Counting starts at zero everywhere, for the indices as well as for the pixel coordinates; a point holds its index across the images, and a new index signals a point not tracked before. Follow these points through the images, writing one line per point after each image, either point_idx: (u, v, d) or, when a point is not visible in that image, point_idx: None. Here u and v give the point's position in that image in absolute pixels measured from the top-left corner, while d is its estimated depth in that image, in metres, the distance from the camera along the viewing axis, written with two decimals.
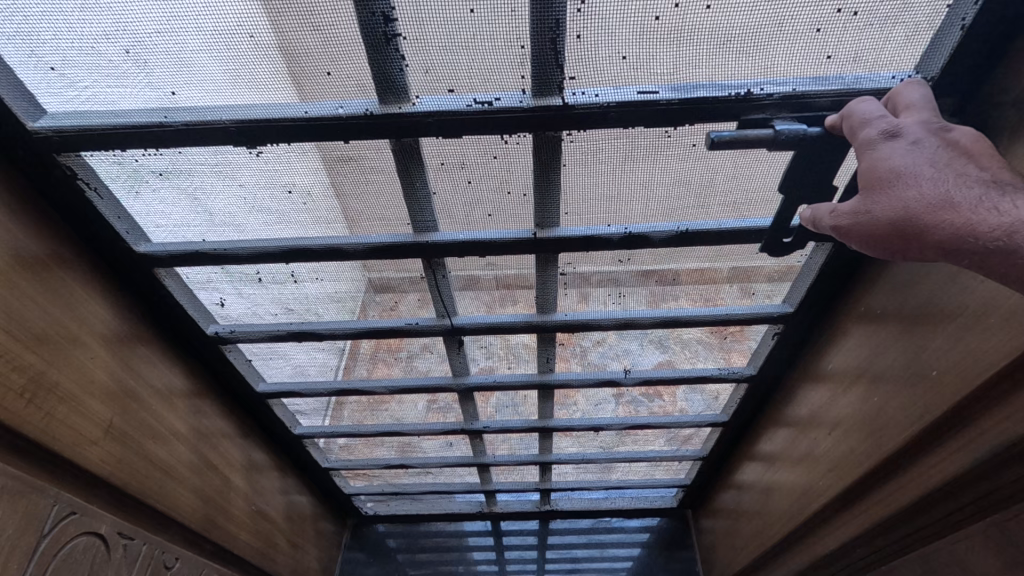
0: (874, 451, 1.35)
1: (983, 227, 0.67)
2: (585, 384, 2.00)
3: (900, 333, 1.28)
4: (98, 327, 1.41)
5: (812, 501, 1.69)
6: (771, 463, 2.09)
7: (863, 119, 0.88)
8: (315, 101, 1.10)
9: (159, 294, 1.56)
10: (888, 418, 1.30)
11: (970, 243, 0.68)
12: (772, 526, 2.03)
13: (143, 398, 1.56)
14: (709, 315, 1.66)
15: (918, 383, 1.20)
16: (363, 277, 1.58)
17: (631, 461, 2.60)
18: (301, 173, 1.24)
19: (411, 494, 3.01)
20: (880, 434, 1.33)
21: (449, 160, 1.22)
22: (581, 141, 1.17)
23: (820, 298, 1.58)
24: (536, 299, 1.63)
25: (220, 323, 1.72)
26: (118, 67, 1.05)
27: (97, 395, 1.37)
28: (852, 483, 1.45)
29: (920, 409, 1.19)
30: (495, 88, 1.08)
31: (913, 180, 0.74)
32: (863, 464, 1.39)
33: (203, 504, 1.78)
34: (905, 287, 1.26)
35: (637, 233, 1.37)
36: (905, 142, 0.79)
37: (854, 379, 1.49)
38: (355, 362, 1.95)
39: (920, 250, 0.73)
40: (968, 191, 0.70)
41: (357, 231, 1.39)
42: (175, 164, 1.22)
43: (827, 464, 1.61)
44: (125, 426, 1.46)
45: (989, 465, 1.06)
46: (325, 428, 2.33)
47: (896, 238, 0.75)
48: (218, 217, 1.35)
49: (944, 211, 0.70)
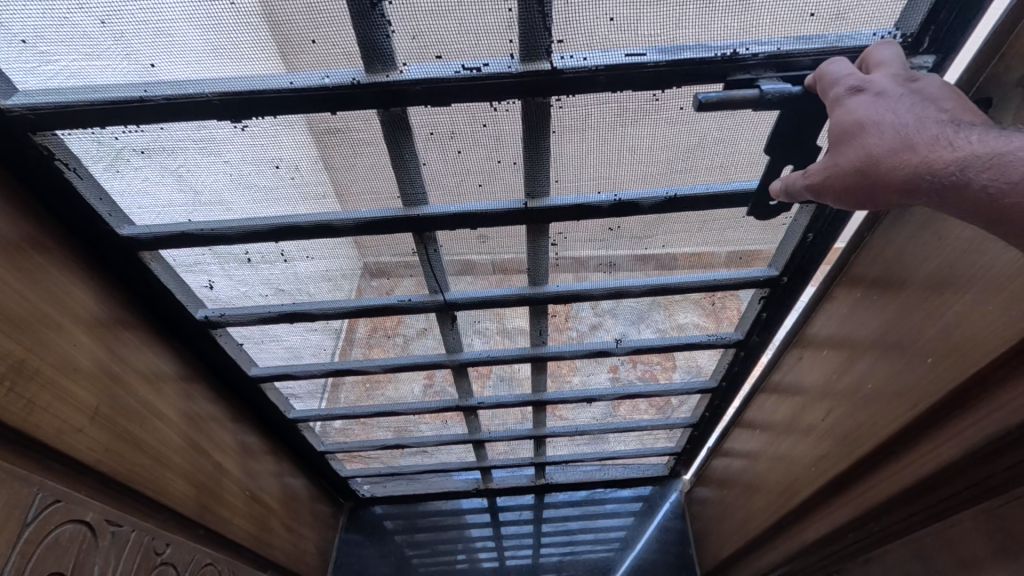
0: (871, 435, 1.35)
1: (938, 162, 0.70)
2: (577, 356, 2.02)
3: (901, 312, 1.27)
4: (80, 314, 1.38)
5: (807, 487, 1.69)
6: (766, 435, 2.12)
7: (832, 79, 0.94)
8: (301, 72, 1.08)
9: (145, 278, 1.53)
10: (885, 404, 1.30)
11: (927, 180, 0.70)
12: (766, 497, 2.07)
13: (128, 383, 1.53)
14: (699, 282, 1.69)
15: (917, 363, 1.19)
16: (359, 259, 1.58)
17: (624, 430, 2.66)
18: (289, 148, 1.22)
19: (409, 474, 3.03)
20: (880, 417, 1.32)
21: (438, 130, 1.21)
22: (570, 107, 1.18)
23: (806, 262, 1.62)
24: (527, 269, 1.63)
25: (209, 307, 1.70)
26: (93, 40, 1.02)
27: (82, 381, 1.36)
28: (848, 463, 1.45)
29: (919, 390, 1.18)
30: (484, 54, 1.08)
31: (874, 126, 0.76)
32: (861, 447, 1.39)
33: (194, 489, 1.78)
34: (908, 264, 1.24)
35: (626, 200, 1.39)
36: (870, 95, 0.81)
37: (851, 356, 1.48)
38: (351, 345, 1.94)
39: (884, 192, 0.74)
40: (923, 132, 0.72)
41: (348, 206, 1.37)
42: (158, 141, 1.19)
43: (821, 448, 1.62)
44: (113, 412, 1.45)
45: (982, 454, 1.06)
46: (320, 412, 2.33)
47: (865, 187, 0.76)
48: (203, 195, 1.32)
49: (904, 153, 0.72)
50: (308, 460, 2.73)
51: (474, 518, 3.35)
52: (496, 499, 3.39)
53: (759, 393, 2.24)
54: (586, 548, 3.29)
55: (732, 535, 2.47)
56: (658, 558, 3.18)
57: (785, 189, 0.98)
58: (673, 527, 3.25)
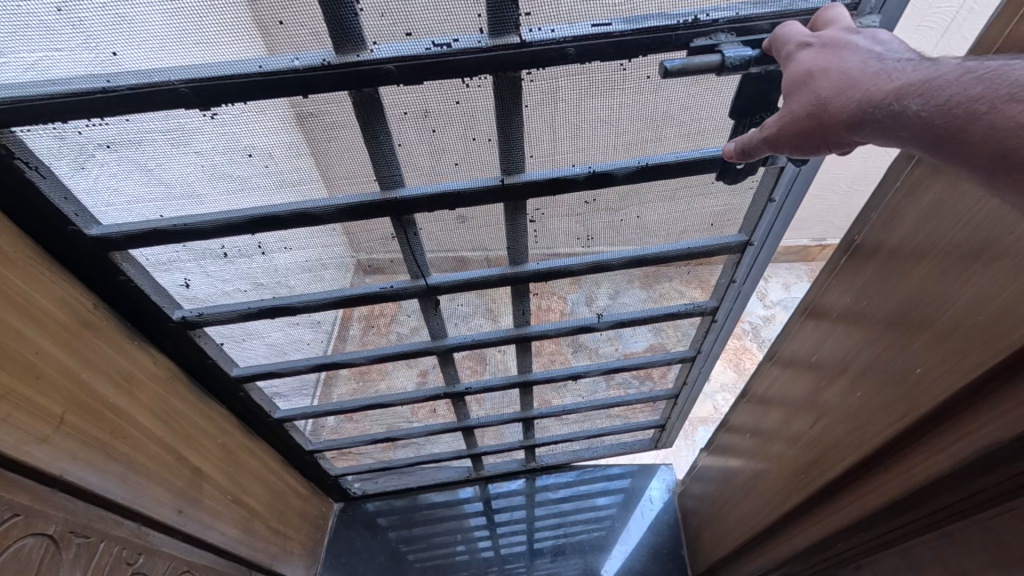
0: (860, 445, 1.31)
1: (879, 95, 0.77)
2: (561, 333, 2.06)
3: (899, 314, 1.21)
4: (46, 318, 1.35)
5: (794, 495, 1.65)
6: (759, 422, 2.08)
7: (783, 37, 1.04)
8: (270, 54, 1.07)
9: (118, 280, 1.50)
10: (876, 414, 1.27)
11: (870, 113, 0.78)
12: (752, 479, 2.08)
13: (99, 391, 1.51)
14: (675, 250, 1.74)
15: (926, 363, 1.11)
16: (351, 258, 1.61)
17: (611, 405, 2.71)
18: (261, 134, 1.20)
19: (401, 466, 3.03)
20: (874, 421, 1.27)
21: (411, 109, 1.22)
22: (540, 80, 1.20)
23: (770, 225, 1.71)
24: (507, 249, 1.66)
25: (186, 307, 1.66)
26: (50, 29, 0.99)
27: (48, 391, 1.34)
28: (841, 452, 1.41)
29: (925, 392, 1.11)
30: (453, 29, 1.09)
31: (823, 73, 0.85)
32: (853, 450, 1.34)
33: (171, 495, 1.76)
34: (926, 251, 1.13)
35: (600, 171, 1.42)
36: (817, 48, 0.92)
37: (857, 337, 1.39)
38: (345, 344, 1.95)
39: (834, 128, 0.83)
40: (867, 71, 0.81)
41: (333, 191, 1.37)
42: (124, 133, 1.16)
43: (809, 456, 1.58)
44: (81, 421, 1.43)
45: (977, 462, 1.03)
46: (310, 408, 2.31)
47: (816, 129, 0.86)
48: (175, 189, 1.29)
49: (850, 91, 0.81)
50: (297, 461, 2.69)
51: (468, 510, 3.36)
52: (489, 486, 3.41)
53: (762, 367, 2.16)
54: (581, 529, 3.30)
55: (717, 502, 2.54)
56: (652, 542, 3.19)
57: (739, 148, 1.06)
58: (665, 511, 3.29)
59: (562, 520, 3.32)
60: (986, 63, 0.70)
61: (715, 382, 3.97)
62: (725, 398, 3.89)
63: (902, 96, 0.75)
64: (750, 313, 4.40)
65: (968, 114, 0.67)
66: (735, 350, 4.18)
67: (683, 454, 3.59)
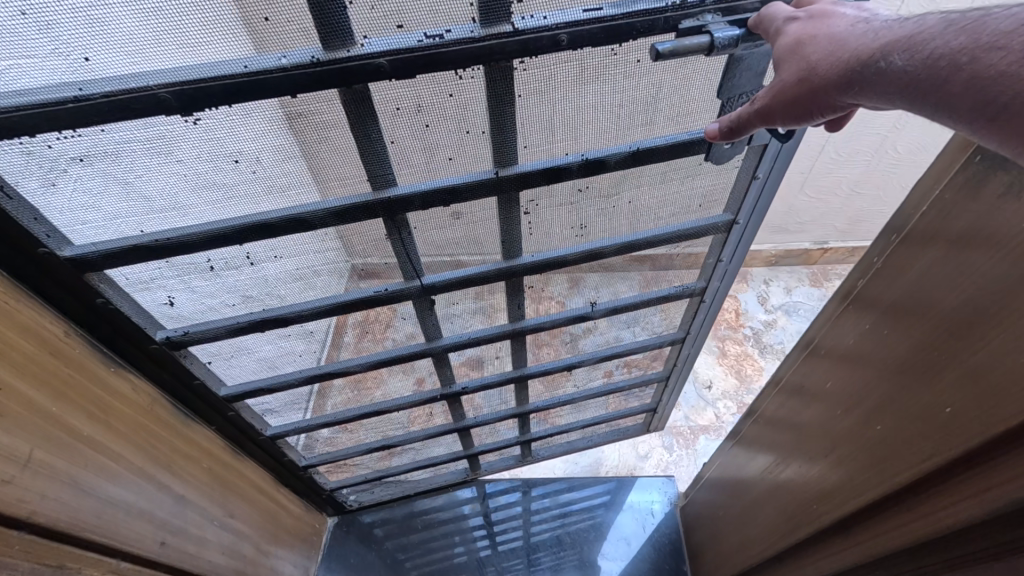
0: (862, 489, 1.04)
1: (865, 53, 0.82)
2: (556, 324, 2.06)
3: (919, 328, 0.93)
4: (16, 345, 1.22)
5: (786, 537, 1.39)
6: (749, 448, 1.79)
7: (767, 15, 1.09)
8: (255, 54, 1.03)
9: (95, 304, 1.41)
10: (882, 453, 0.99)
11: (859, 72, 0.83)
12: (738, 502, 1.86)
13: (67, 421, 1.33)
14: (665, 233, 1.76)
15: (965, 399, 0.82)
16: (346, 264, 1.56)
17: (607, 393, 2.71)
18: (248, 139, 1.15)
19: (398, 474, 2.96)
20: (879, 463, 1.00)
21: (403, 105, 1.19)
22: (533, 68, 1.19)
23: (754, 203, 1.76)
24: (501, 244, 1.64)
25: (169, 327, 1.57)
26: (14, 35, 0.91)
27: (10, 428, 1.15)
28: (840, 480, 1.13)
29: (960, 437, 0.82)
30: (445, 20, 1.07)
31: (811, 40, 0.92)
32: (854, 494, 1.07)
33: (150, 529, 1.58)
34: (965, 246, 0.84)
35: (593, 158, 1.42)
36: (803, 21, 0.97)
37: (879, 340, 1.04)
38: (339, 351, 1.90)
39: (826, 89, 0.88)
40: (854, 32, 0.87)
41: (329, 195, 1.33)
42: (99, 146, 1.08)
43: (800, 493, 1.31)
44: (49, 458, 1.25)
45: (1011, 517, 0.78)
46: (301, 424, 2.24)
47: (805, 97, 0.93)
48: (156, 202, 1.22)
49: (839, 53, 0.87)
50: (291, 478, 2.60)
51: (465, 511, 3.23)
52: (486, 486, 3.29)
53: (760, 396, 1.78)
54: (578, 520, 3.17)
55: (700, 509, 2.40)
56: (650, 556, 2.97)
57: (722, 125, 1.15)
58: (665, 526, 3.06)
59: (560, 528, 3.16)
60: (969, 13, 0.72)
61: (715, 389, 3.60)
62: (728, 406, 3.53)
63: (889, 52, 0.78)
64: (749, 318, 3.93)
65: (951, 65, 0.70)
66: (735, 356, 3.74)
67: (684, 464, 3.32)
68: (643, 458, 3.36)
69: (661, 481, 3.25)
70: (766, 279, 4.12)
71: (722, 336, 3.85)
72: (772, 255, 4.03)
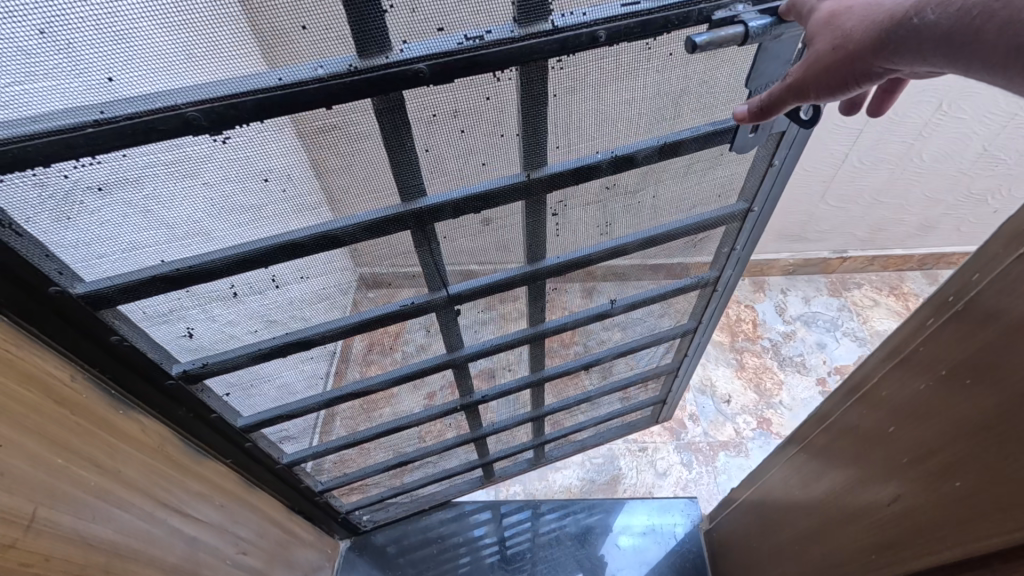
0: (951, 543, 0.88)
1: (900, 12, 0.77)
2: (578, 324, 1.99)
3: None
4: (19, 395, 1.08)
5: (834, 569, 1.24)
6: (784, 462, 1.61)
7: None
8: (288, 66, 0.96)
9: (107, 342, 1.29)
10: (982, 508, 0.82)
11: (894, 33, 0.76)
12: (763, 518, 1.71)
13: (80, 469, 1.19)
14: (685, 226, 1.75)
15: None
16: (353, 275, 1.45)
17: (620, 389, 2.45)
18: (276, 155, 1.08)
19: (413, 491, 2.52)
20: (979, 518, 0.83)
21: (440, 110, 1.14)
22: (569, 67, 1.16)
23: (767, 189, 1.76)
24: (527, 246, 1.59)
25: (185, 360, 1.45)
26: (30, 56, 0.83)
27: (11, 488, 1.01)
28: (899, 513, 1.01)
29: None
30: (486, 20, 1.03)
31: (846, 9, 0.83)
32: (940, 545, 0.91)
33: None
34: None
35: (621, 155, 1.40)
36: None
37: (978, 366, 0.84)
38: (347, 365, 1.74)
39: (863, 55, 0.79)
40: None
41: (340, 211, 1.25)
42: (120, 172, 1.00)
43: (858, 524, 1.15)
44: (59, 515, 1.11)
45: None
46: (316, 449, 2.01)
47: (845, 64, 0.82)
48: (177, 227, 1.13)
49: (874, 10, 0.80)
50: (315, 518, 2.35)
51: (481, 534, 2.58)
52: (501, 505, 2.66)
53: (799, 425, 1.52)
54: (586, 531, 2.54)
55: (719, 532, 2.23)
56: None
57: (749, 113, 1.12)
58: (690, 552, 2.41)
59: (579, 555, 2.47)
60: None
61: (733, 403, 2.95)
62: (748, 421, 2.87)
63: (923, 9, 0.74)
64: (768, 328, 3.21)
65: (984, 14, 0.69)
66: (754, 369, 3.07)
67: (705, 483, 2.67)
68: (661, 475, 2.71)
69: (682, 502, 2.59)
70: (784, 288, 3.39)
71: (739, 348, 3.15)
72: (790, 264, 3.33)
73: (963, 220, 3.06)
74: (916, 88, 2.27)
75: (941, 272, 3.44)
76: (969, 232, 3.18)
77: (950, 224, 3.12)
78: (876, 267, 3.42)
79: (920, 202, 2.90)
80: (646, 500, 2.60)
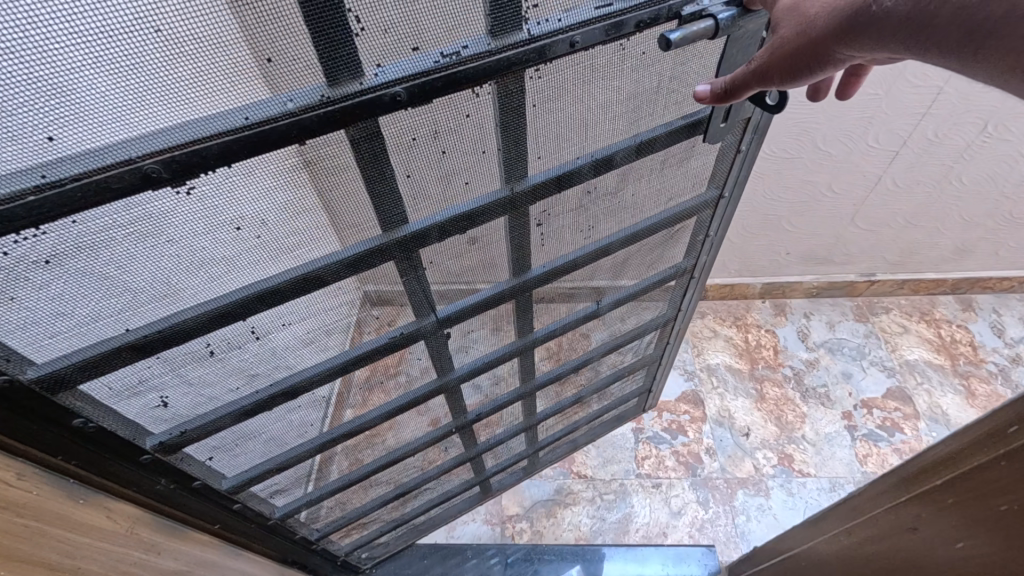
0: None
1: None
2: (565, 328, 1.85)
3: None
4: None
5: None
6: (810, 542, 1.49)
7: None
8: (254, 100, 0.76)
9: (70, 430, 1.01)
10: None
11: (854, 21, 0.73)
12: None
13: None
14: (663, 218, 1.69)
15: None
16: (359, 294, 1.23)
17: (611, 383, 2.31)
18: (247, 198, 0.86)
19: (412, 522, 2.26)
20: None
21: (421, 134, 0.97)
22: (549, 75, 1.04)
23: (737, 176, 1.74)
24: (513, 259, 1.44)
25: (161, 432, 1.18)
26: None
27: None
28: None
29: None
30: (461, 34, 0.88)
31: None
32: None
33: None
34: None
35: (601, 157, 1.31)
36: None
37: None
38: (348, 392, 1.51)
39: (827, 41, 0.75)
40: None
41: (333, 243, 1.05)
42: (70, 241, 0.77)
43: None
44: None
45: None
46: (308, 498, 1.74)
47: (807, 54, 0.77)
48: (142, 292, 0.90)
49: None
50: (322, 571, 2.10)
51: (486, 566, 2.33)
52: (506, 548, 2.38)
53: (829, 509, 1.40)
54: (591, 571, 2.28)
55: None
56: None
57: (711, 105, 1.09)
58: None
59: None
60: None
61: (753, 436, 2.66)
62: (768, 457, 2.59)
63: None
64: (789, 355, 2.94)
65: None
66: (774, 400, 2.78)
67: (723, 524, 2.41)
68: (674, 514, 2.44)
69: (699, 551, 2.31)
70: (808, 312, 3.12)
71: (758, 376, 2.86)
72: (814, 286, 3.08)
73: (1000, 245, 2.84)
74: (962, 107, 2.09)
75: (976, 297, 3.17)
76: (1006, 256, 2.94)
77: (988, 247, 2.87)
78: (905, 292, 3.15)
79: (956, 223, 2.68)
80: (660, 547, 2.32)
